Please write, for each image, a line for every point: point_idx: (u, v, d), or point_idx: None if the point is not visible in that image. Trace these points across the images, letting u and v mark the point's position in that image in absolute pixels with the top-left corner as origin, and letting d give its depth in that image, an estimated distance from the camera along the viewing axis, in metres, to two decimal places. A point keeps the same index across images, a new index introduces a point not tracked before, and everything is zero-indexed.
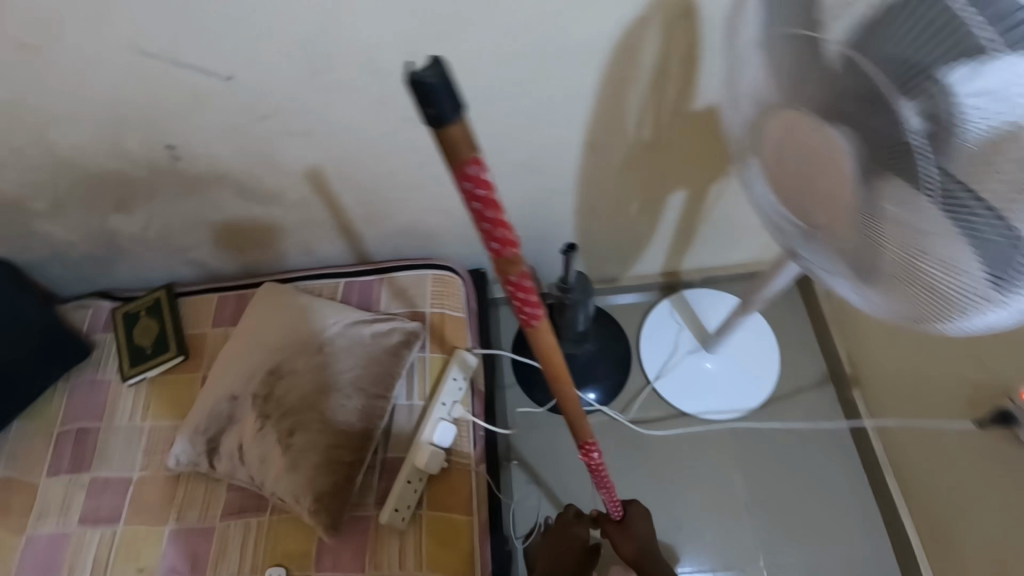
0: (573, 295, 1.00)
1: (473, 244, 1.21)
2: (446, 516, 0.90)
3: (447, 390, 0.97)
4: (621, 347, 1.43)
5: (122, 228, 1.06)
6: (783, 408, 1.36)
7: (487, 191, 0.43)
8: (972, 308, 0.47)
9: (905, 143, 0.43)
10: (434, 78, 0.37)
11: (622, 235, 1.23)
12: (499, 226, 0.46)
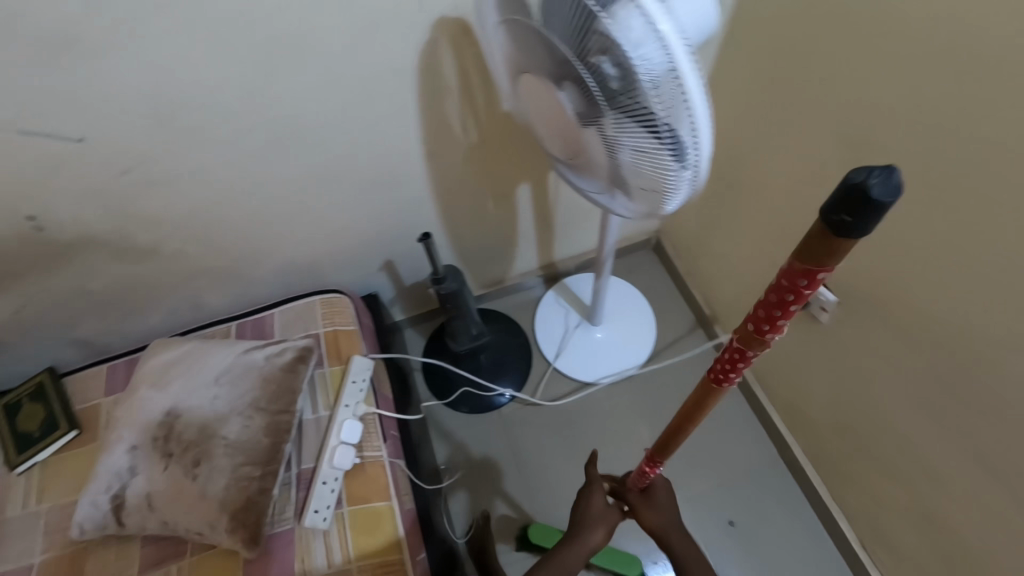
0: (447, 283, 1.13)
1: (358, 268, 1.32)
2: (365, 507, 0.96)
3: (348, 396, 1.05)
4: (519, 338, 1.57)
5: None
6: (665, 357, 1.55)
7: (806, 291, 0.50)
8: (676, 198, 0.68)
9: (611, 88, 0.60)
10: (879, 176, 0.39)
11: (491, 233, 1.41)
12: (787, 313, 0.53)
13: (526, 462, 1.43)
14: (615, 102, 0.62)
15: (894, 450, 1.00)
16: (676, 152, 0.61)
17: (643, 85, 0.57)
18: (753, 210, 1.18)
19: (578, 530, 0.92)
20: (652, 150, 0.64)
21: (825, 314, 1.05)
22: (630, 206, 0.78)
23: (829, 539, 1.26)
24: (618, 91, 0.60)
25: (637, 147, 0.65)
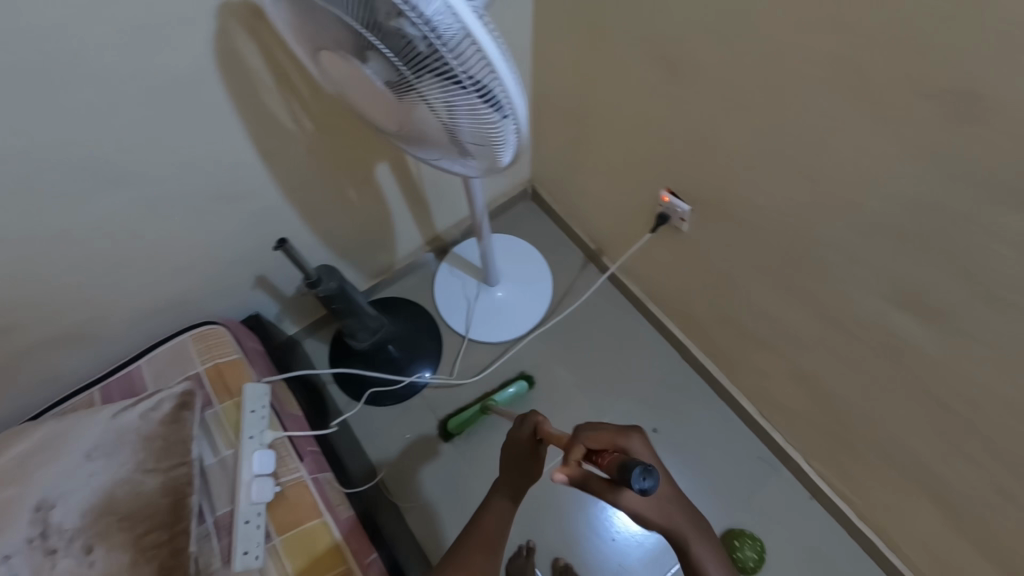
0: (325, 283, 1.07)
1: (229, 292, 1.22)
2: (299, 534, 0.92)
3: (250, 426, 0.98)
4: (425, 319, 1.56)
5: None
6: (567, 298, 1.60)
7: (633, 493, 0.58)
8: (507, 143, 0.68)
9: (417, 52, 0.56)
10: (641, 473, 0.57)
11: (364, 222, 1.35)
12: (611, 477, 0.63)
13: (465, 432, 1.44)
14: (423, 66, 0.58)
15: (764, 327, 1.12)
16: (493, 108, 0.61)
17: (445, 47, 0.54)
18: (604, 142, 1.23)
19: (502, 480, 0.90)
20: (471, 112, 0.62)
21: (687, 223, 1.14)
22: (472, 164, 0.77)
23: (737, 417, 1.41)
24: (425, 54, 0.56)
25: (456, 108, 0.63)
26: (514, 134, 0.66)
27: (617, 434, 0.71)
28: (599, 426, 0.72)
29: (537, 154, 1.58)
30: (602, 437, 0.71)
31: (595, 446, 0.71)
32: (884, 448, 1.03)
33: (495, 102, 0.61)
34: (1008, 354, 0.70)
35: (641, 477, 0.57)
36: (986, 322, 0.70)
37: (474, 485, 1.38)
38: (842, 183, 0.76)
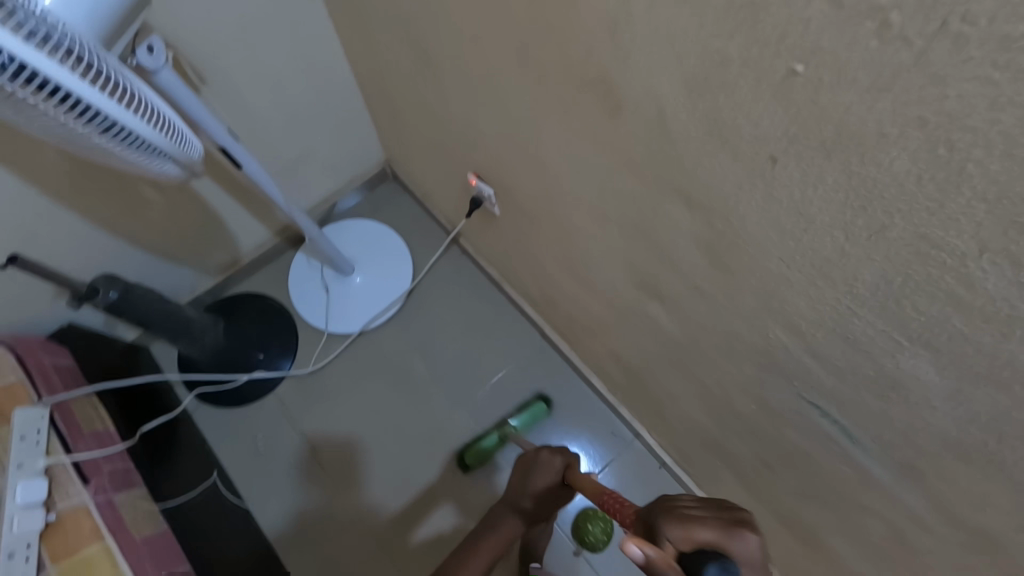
0: (104, 293, 1.02)
1: (21, 307, 1.14)
2: (77, 561, 0.89)
3: (16, 451, 0.92)
4: (277, 314, 1.50)
5: None
6: (428, 283, 1.55)
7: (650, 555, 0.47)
8: (127, 150, 0.62)
9: None
10: (723, 571, 0.44)
11: (179, 220, 1.26)
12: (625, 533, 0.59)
13: (387, 506, 1.34)
14: None
15: (580, 310, 1.10)
16: (97, 127, 0.57)
17: None
18: (415, 125, 1.16)
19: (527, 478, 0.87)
20: (71, 133, 0.57)
21: (495, 207, 1.09)
22: (142, 175, 0.71)
23: (592, 395, 1.41)
24: None
25: (27, 116, 0.54)
26: (143, 143, 0.63)
27: (710, 517, 0.51)
28: (683, 515, 0.51)
29: (381, 134, 1.49)
30: (690, 530, 0.50)
31: (681, 544, 0.49)
32: (691, 427, 1.03)
33: (92, 117, 0.55)
34: (724, 341, 0.69)
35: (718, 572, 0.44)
36: (701, 312, 0.68)
37: (333, 484, 1.36)
38: (566, 173, 0.72)
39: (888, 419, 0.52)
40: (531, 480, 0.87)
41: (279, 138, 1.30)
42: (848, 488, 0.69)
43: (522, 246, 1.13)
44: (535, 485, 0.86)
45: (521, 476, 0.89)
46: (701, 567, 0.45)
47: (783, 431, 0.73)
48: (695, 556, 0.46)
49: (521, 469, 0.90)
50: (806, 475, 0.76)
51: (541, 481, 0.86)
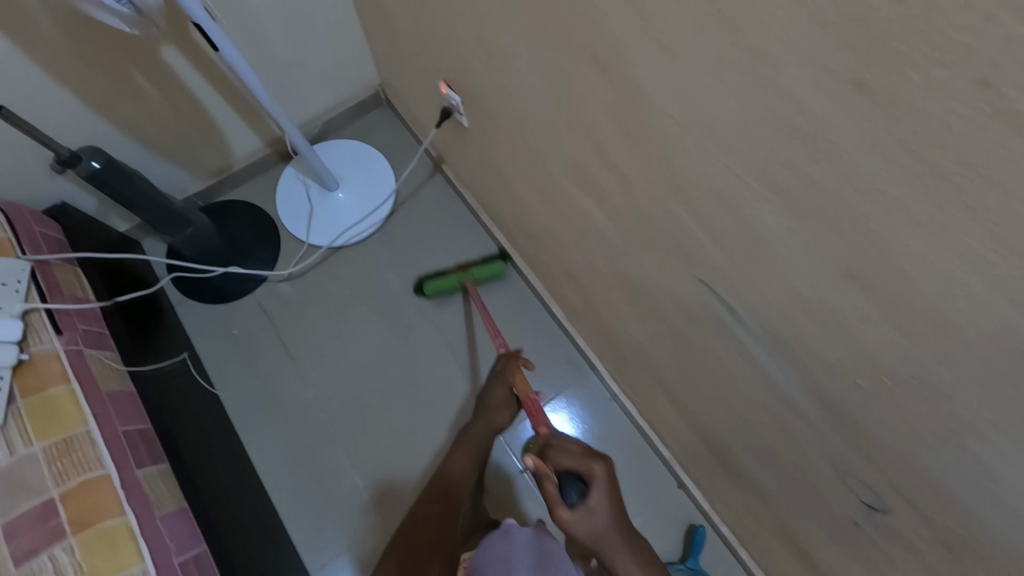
0: (87, 163, 1.08)
1: (16, 178, 1.21)
2: (42, 397, 0.98)
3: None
4: (263, 222, 1.56)
5: None
6: (410, 208, 1.60)
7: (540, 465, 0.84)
8: None
9: None
10: (575, 492, 0.80)
11: (171, 114, 1.32)
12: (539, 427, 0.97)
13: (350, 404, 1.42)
14: None
15: (538, 227, 1.14)
16: None
17: None
18: (396, 32, 1.19)
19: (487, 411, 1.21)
20: None
21: (465, 118, 1.12)
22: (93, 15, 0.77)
23: (555, 326, 1.46)
24: None
25: None
26: None
27: (581, 460, 0.83)
28: (564, 448, 0.85)
29: (375, 53, 1.52)
30: (563, 458, 0.84)
31: (558, 465, 0.84)
32: (630, 347, 1.07)
33: None
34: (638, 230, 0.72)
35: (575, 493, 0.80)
36: (619, 197, 0.71)
37: (301, 385, 1.43)
38: (510, 57, 0.75)
39: (757, 284, 0.55)
40: (489, 397, 1.21)
41: (271, 41, 1.34)
42: (742, 384, 0.72)
43: (489, 160, 1.16)
44: (496, 405, 1.22)
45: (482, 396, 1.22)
46: (565, 482, 0.82)
47: (690, 329, 0.76)
48: (563, 479, 0.82)
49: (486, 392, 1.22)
50: (714, 375, 0.79)
51: (498, 397, 1.21)
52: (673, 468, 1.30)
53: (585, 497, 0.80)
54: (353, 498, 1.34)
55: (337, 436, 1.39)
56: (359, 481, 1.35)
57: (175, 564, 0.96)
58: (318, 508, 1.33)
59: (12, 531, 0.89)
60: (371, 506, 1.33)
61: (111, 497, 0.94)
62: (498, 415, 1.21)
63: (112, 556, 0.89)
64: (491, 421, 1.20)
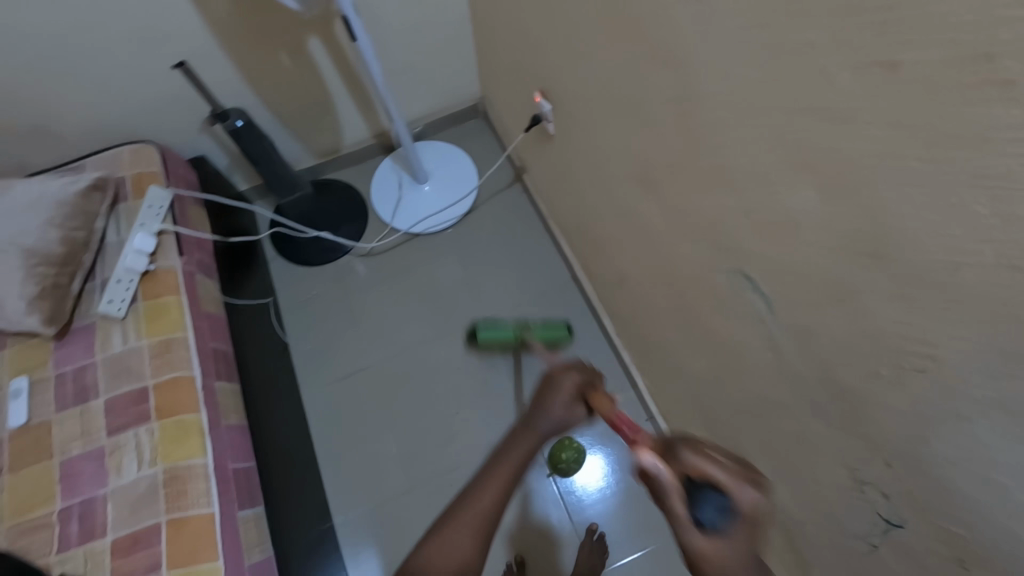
0: (232, 119, 1.29)
1: (174, 129, 1.46)
2: (156, 301, 1.15)
3: (143, 215, 1.23)
4: (357, 201, 1.74)
5: None
6: (487, 211, 1.74)
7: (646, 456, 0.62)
8: None
9: None
10: (713, 506, 0.55)
11: (303, 94, 1.54)
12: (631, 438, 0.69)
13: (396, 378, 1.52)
14: None
15: (600, 232, 1.21)
16: None
17: None
18: (504, 46, 1.34)
19: (534, 415, 0.76)
20: None
21: (551, 124, 1.23)
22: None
23: (601, 338, 1.52)
24: None
25: None
26: None
27: (738, 477, 0.57)
28: (694, 444, 0.62)
29: (481, 68, 1.70)
30: (692, 454, 0.61)
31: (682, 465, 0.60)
32: (670, 357, 1.10)
33: None
34: (690, 225, 0.78)
35: (712, 503, 0.55)
36: (678, 193, 0.78)
37: (360, 351, 1.56)
38: (596, 60, 0.85)
39: (790, 271, 0.59)
40: (547, 397, 0.77)
41: (396, 45, 1.55)
42: (770, 385, 0.75)
43: (565, 166, 1.26)
44: (551, 410, 0.76)
45: (532, 399, 0.78)
46: (694, 488, 0.56)
47: (727, 327, 0.80)
48: (692, 484, 0.57)
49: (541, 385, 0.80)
50: (746, 381, 0.81)
51: (561, 399, 0.77)
52: None
53: (730, 516, 0.54)
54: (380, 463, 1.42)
55: (378, 404, 1.49)
56: (389, 449, 1.44)
57: (228, 469, 1.08)
58: (347, 465, 1.42)
59: (111, 406, 1.06)
60: (396, 475, 1.41)
61: (190, 395, 1.08)
62: (555, 423, 0.75)
63: (180, 445, 1.03)
64: (541, 428, 0.75)
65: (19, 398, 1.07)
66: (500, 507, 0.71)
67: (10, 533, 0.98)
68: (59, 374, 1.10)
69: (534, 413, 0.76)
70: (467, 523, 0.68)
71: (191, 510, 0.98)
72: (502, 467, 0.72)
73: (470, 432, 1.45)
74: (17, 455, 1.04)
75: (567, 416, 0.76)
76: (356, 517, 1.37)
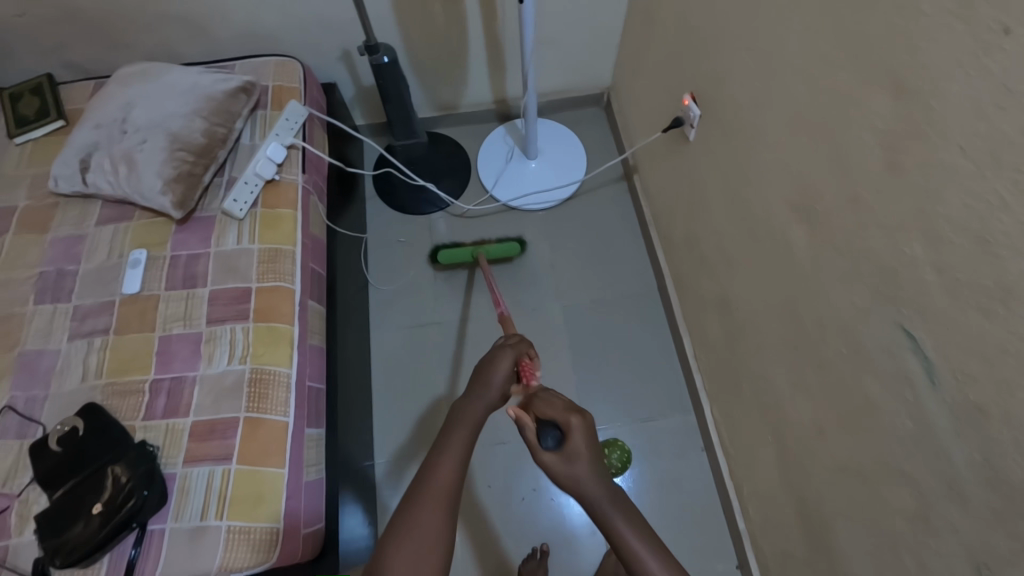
0: (381, 52, 1.31)
1: (317, 52, 1.49)
2: (274, 210, 1.20)
3: (280, 126, 1.27)
4: (463, 161, 1.75)
5: (19, 17, 1.30)
6: (586, 201, 1.71)
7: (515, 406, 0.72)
8: None
9: None
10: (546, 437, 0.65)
11: (445, 45, 1.55)
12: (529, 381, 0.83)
13: (463, 339, 1.53)
14: None
15: (715, 250, 1.18)
16: None
17: None
18: (662, 41, 1.30)
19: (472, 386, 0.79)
20: None
21: (692, 130, 1.19)
22: None
23: (674, 357, 1.48)
24: None
25: None
26: None
27: (562, 407, 0.67)
28: (548, 397, 0.70)
29: (620, 58, 1.66)
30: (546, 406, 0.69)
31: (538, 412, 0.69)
32: (760, 392, 1.06)
33: None
34: (851, 268, 0.75)
35: (550, 436, 0.65)
36: (848, 233, 0.74)
37: (434, 307, 1.58)
38: (792, 75, 0.81)
39: (985, 343, 0.56)
40: (488, 370, 0.81)
41: (546, 17, 1.53)
42: (895, 453, 0.71)
43: (695, 175, 1.22)
44: (493, 379, 0.80)
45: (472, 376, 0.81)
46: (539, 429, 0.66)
47: (859, 381, 0.76)
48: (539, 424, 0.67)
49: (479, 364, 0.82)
50: (860, 440, 0.77)
51: (497, 372, 0.81)
52: (742, 542, 1.24)
53: (563, 443, 0.65)
54: (429, 410, 1.45)
55: (441, 361, 1.51)
56: (440, 407, 1.46)
57: (306, 385, 1.11)
58: (397, 409, 1.46)
59: (214, 298, 1.11)
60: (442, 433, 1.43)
61: (288, 307, 1.11)
62: (490, 391, 0.78)
63: (271, 351, 1.07)
64: (482, 398, 0.76)
65: (136, 269, 1.13)
66: (463, 470, 0.68)
67: (105, 389, 1.04)
68: (174, 256, 1.15)
69: (477, 384, 0.79)
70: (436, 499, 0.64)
71: (269, 414, 1.02)
72: (458, 430, 0.71)
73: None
74: (124, 321, 1.10)
75: (507, 384, 0.80)
76: (395, 461, 1.40)
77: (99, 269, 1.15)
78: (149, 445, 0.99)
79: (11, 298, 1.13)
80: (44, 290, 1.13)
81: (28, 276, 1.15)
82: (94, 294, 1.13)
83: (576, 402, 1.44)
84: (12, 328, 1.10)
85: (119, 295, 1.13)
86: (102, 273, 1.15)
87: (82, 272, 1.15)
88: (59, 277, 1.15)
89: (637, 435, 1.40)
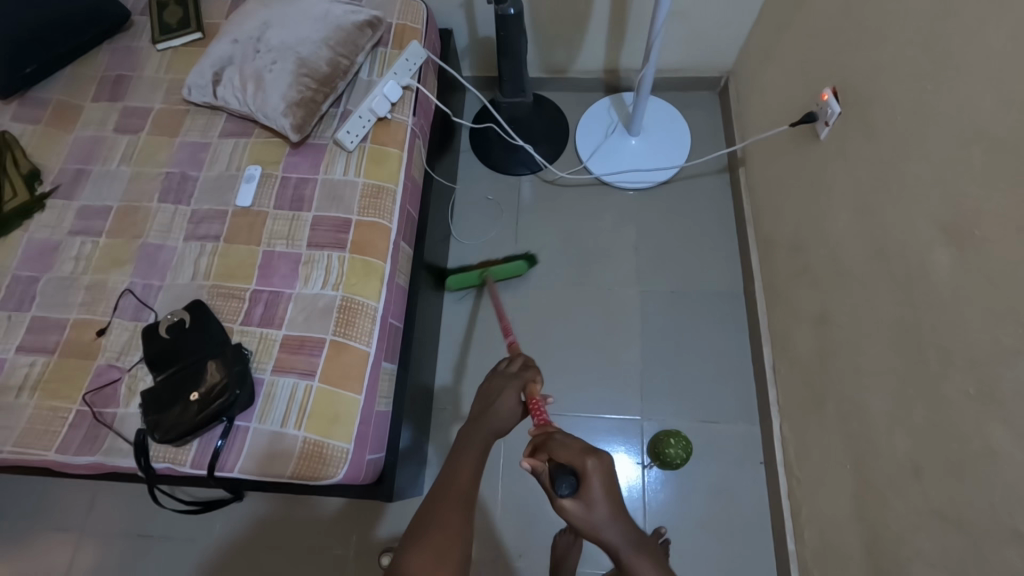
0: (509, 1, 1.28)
1: None
2: (382, 147, 1.22)
3: (399, 65, 1.28)
4: (562, 127, 1.71)
5: None
6: (683, 188, 1.64)
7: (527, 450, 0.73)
8: None
9: None
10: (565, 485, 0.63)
11: (568, 6, 1.50)
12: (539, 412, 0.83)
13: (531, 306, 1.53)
14: None
15: (824, 260, 1.11)
16: None
17: None
18: (807, 30, 1.20)
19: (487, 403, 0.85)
20: None
21: (825, 129, 1.10)
22: None
23: (749, 363, 1.43)
24: None
25: None
26: None
27: (578, 450, 0.66)
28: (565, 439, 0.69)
29: (749, 42, 1.55)
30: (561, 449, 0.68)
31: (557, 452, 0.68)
32: (846, 416, 1.01)
33: None
34: (1006, 305, 0.68)
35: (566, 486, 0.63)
36: (1011, 267, 0.67)
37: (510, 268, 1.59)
38: (977, 83, 0.73)
39: None
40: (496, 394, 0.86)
41: None
42: (1013, 509, 0.66)
43: (818, 178, 1.14)
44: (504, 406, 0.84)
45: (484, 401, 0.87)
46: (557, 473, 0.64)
47: (982, 426, 0.71)
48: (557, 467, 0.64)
49: (487, 387, 0.89)
50: (967, 488, 0.72)
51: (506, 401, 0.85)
52: (787, 561, 1.21)
53: (580, 490, 0.64)
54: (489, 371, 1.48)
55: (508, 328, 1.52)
56: None
57: (387, 321, 1.15)
58: (459, 362, 1.49)
59: (317, 223, 1.16)
60: None
61: (383, 243, 1.15)
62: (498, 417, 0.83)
63: (363, 282, 1.11)
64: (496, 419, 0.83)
65: (251, 184, 1.19)
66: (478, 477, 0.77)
67: (210, 290, 1.12)
68: (285, 178, 1.20)
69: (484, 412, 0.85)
70: (453, 499, 0.73)
71: (353, 341, 1.07)
72: (473, 448, 0.80)
73: (584, 391, 1.43)
74: (234, 230, 1.17)
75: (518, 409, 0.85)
76: (451, 409, 1.44)
77: (217, 178, 1.22)
78: (244, 348, 1.06)
79: (138, 194, 1.22)
80: (168, 189, 1.22)
81: (156, 175, 1.24)
82: (209, 201, 1.20)
83: (638, 389, 1.42)
84: (136, 220, 1.20)
85: (232, 206, 1.20)
86: (218, 183, 1.22)
87: (203, 179, 1.23)
88: (182, 181, 1.23)
89: (697, 433, 1.37)
